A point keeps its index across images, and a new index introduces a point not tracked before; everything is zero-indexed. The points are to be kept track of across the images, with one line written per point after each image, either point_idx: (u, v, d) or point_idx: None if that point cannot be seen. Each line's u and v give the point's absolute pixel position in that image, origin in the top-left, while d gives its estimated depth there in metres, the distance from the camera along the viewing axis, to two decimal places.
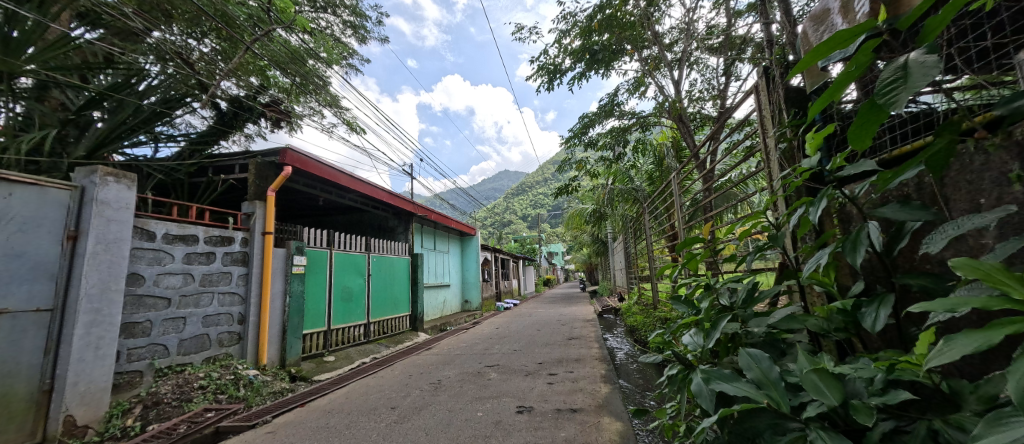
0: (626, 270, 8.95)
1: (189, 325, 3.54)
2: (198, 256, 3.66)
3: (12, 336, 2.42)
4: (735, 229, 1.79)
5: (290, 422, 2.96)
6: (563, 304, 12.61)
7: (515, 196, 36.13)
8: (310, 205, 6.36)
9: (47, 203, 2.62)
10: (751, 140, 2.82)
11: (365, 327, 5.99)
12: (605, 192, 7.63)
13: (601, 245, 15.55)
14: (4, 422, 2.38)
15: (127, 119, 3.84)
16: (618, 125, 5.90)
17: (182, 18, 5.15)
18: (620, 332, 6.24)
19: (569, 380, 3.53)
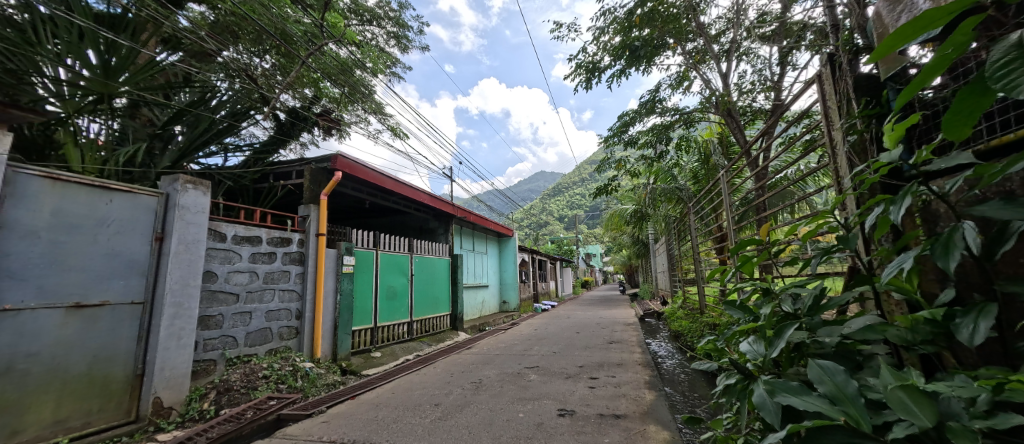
0: (669, 272, 8.62)
1: (254, 319, 3.85)
2: (262, 256, 3.96)
3: (112, 325, 2.76)
4: (796, 229, 1.66)
5: (343, 413, 3.13)
6: (603, 306, 12.34)
7: (555, 197, 35.92)
8: (358, 207, 6.69)
9: (139, 208, 2.96)
10: (810, 133, 2.60)
11: (409, 326, 6.21)
12: (645, 192, 7.35)
13: (642, 246, 15.06)
14: (106, 401, 2.71)
15: (200, 132, 4.24)
16: (661, 122, 5.66)
17: (247, 39, 5.64)
18: (664, 336, 6.01)
19: (612, 384, 3.45)
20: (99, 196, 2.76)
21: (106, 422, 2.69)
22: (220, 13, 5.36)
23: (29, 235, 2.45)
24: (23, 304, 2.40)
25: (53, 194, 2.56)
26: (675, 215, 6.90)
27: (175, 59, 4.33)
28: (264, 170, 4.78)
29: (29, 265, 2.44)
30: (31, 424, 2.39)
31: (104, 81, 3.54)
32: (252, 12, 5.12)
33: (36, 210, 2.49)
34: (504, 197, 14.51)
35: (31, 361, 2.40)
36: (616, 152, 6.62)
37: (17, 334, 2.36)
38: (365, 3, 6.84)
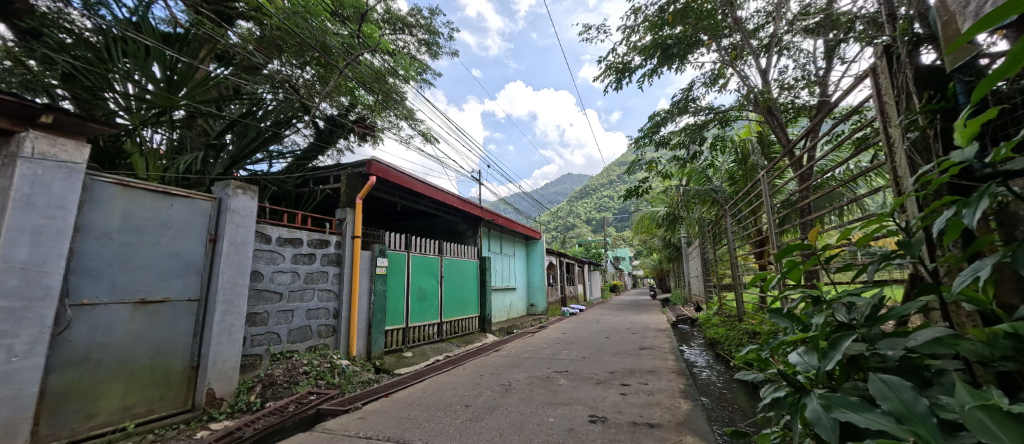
0: (704, 277, 8.31)
1: (296, 317, 4.04)
2: (303, 257, 4.16)
3: (171, 320, 2.99)
4: (848, 234, 1.55)
5: (378, 411, 3.23)
6: (634, 311, 12.06)
7: (584, 199, 35.50)
8: (390, 211, 6.88)
9: (195, 212, 3.19)
10: (859, 130, 2.42)
11: (438, 327, 6.32)
12: (677, 194, 7.08)
13: (675, 250, 14.62)
14: (167, 390, 2.94)
15: (248, 141, 4.50)
16: (695, 122, 5.45)
17: (291, 51, 5.97)
18: (699, 343, 5.78)
19: (645, 392, 3.35)
20: (162, 201, 3.00)
21: (166, 410, 2.92)
22: (267, 29, 5.76)
23: (103, 237, 2.69)
24: (97, 299, 2.63)
25: (123, 199, 2.80)
26: (710, 218, 6.63)
27: (226, 72, 4.61)
28: (305, 175, 5.01)
29: (102, 264, 2.68)
30: (103, 409, 2.62)
31: (167, 95, 3.84)
32: (294, 26, 5.40)
33: (108, 213, 2.73)
34: (532, 200, 14.46)
35: (103, 352, 2.63)
36: (646, 153, 6.36)
37: (92, 327, 2.59)
38: (398, 12, 7.10)
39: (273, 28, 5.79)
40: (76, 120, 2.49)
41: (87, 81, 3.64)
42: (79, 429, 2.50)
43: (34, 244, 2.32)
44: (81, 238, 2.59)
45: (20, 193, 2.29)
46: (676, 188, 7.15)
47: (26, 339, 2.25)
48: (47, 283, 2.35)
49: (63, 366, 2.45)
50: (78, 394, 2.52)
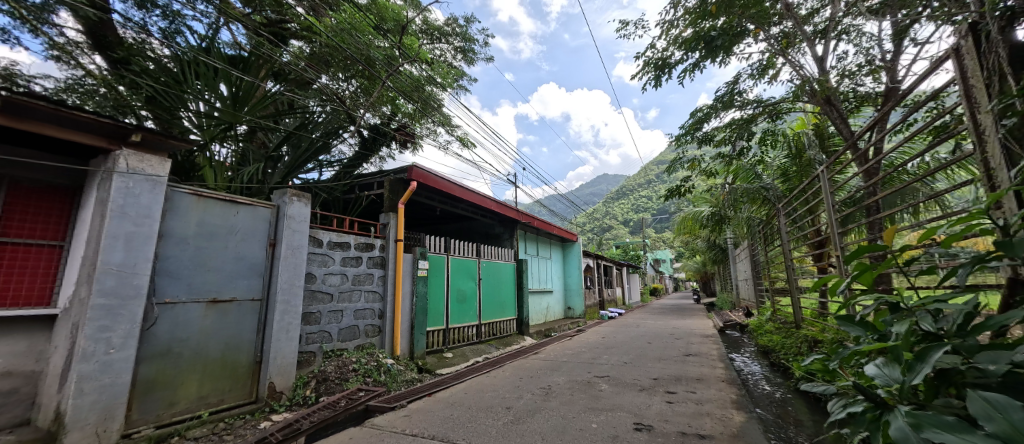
0: (754, 280, 7.84)
1: (346, 317, 4.26)
2: (351, 260, 4.38)
3: (238, 318, 3.25)
4: (930, 233, 1.39)
5: (422, 409, 3.33)
6: (678, 316, 11.58)
7: (623, 200, 34.63)
8: (430, 214, 7.07)
9: (257, 218, 3.46)
10: (934, 119, 2.17)
11: (477, 328, 6.41)
12: (721, 194, 6.68)
13: (720, 252, 13.88)
14: (235, 382, 3.20)
15: (301, 151, 4.79)
16: (740, 116, 5.07)
17: (338, 65, 6.32)
18: (751, 351, 5.44)
19: (692, 401, 3.20)
20: (229, 208, 3.28)
21: (234, 400, 3.17)
22: (317, 47, 6.16)
23: (181, 241, 2.99)
24: (178, 298, 2.92)
25: (197, 208, 3.09)
26: (760, 218, 6.23)
27: (281, 87, 4.88)
28: (352, 182, 5.27)
29: (181, 266, 2.97)
30: (182, 398, 2.90)
31: (232, 111, 4.19)
32: (341, 42, 5.72)
33: (186, 220, 3.03)
34: (568, 202, 14.30)
35: (182, 346, 2.92)
36: (688, 151, 5.95)
37: (173, 323, 2.88)
38: (436, 22, 7.34)
39: (321, 45, 6.16)
40: (160, 138, 2.77)
41: (166, 102, 4.03)
42: (163, 415, 2.79)
43: (127, 249, 2.62)
44: (164, 243, 2.89)
45: (115, 204, 2.59)
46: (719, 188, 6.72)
47: (121, 333, 2.54)
48: (137, 283, 2.64)
49: (150, 358, 2.74)
50: (162, 383, 2.81)
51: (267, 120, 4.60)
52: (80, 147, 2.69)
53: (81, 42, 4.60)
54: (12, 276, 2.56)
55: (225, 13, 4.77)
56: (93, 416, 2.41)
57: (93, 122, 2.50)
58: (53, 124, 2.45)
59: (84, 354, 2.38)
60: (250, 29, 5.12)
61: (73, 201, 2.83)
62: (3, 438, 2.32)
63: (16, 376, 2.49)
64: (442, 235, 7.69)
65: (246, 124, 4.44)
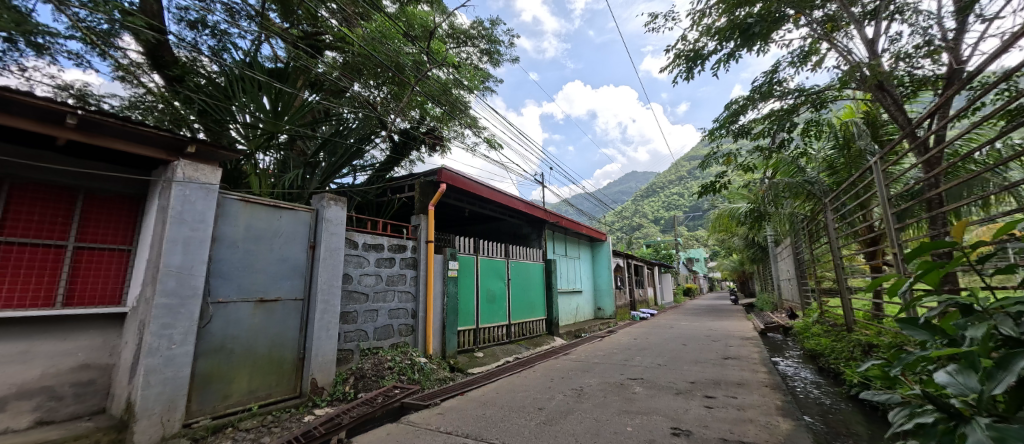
0: (798, 280, 7.41)
1: (380, 316, 4.38)
2: (385, 261, 4.51)
3: (282, 316, 3.43)
4: (1007, 228, 1.27)
5: (455, 408, 3.38)
6: (714, 317, 11.14)
7: (654, 197, 33.73)
8: (459, 216, 7.16)
9: (298, 222, 3.63)
10: (1007, 102, 1.96)
11: (507, 328, 6.44)
12: (761, 190, 6.34)
13: (760, 250, 13.24)
14: (280, 377, 3.37)
15: (338, 158, 4.96)
16: (780, 107, 4.76)
17: (370, 73, 6.52)
18: (796, 355, 5.15)
19: (733, 407, 3.07)
20: (273, 213, 3.47)
21: (280, 395, 3.34)
22: (350, 55, 6.34)
23: (231, 245, 3.18)
24: (229, 298, 3.12)
25: (245, 213, 3.29)
26: (805, 214, 5.87)
27: (317, 96, 5.07)
28: (384, 186, 5.42)
29: (232, 267, 3.17)
30: (235, 391, 3.08)
31: (273, 122, 4.41)
32: (372, 50, 5.91)
33: (235, 224, 3.22)
34: (596, 201, 14.05)
35: (234, 343, 3.11)
36: (723, 144, 5.63)
37: (226, 321, 3.08)
38: (461, 26, 7.48)
39: (353, 54, 6.39)
40: (211, 149, 2.97)
41: (216, 115, 4.32)
42: (218, 407, 2.98)
43: (185, 252, 2.82)
44: (217, 246, 3.09)
45: (175, 211, 2.80)
46: (756, 183, 6.32)
47: (181, 330, 2.74)
48: (194, 283, 2.85)
49: (206, 353, 2.94)
50: (217, 377, 3.01)
51: (305, 128, 4.80)
52: (143, 159, 2.93)
53: (142, 63, 5.01)
54: (89, 278, 2.83)
55: (267, 29, 5.07)
56: (158, 406, 2.61)
57: (154, 136, 2.72)
58: (121, 139, 2.67)
59: (150, 349, 2.59)
60: (289, 43, 5.40)
61: (138, 209, 3.08)
62: (83, 424, 2.57)
63: (93, 368, 2.75)
64: (471, 236, 7.75)
65: (286, 133, 4.63)
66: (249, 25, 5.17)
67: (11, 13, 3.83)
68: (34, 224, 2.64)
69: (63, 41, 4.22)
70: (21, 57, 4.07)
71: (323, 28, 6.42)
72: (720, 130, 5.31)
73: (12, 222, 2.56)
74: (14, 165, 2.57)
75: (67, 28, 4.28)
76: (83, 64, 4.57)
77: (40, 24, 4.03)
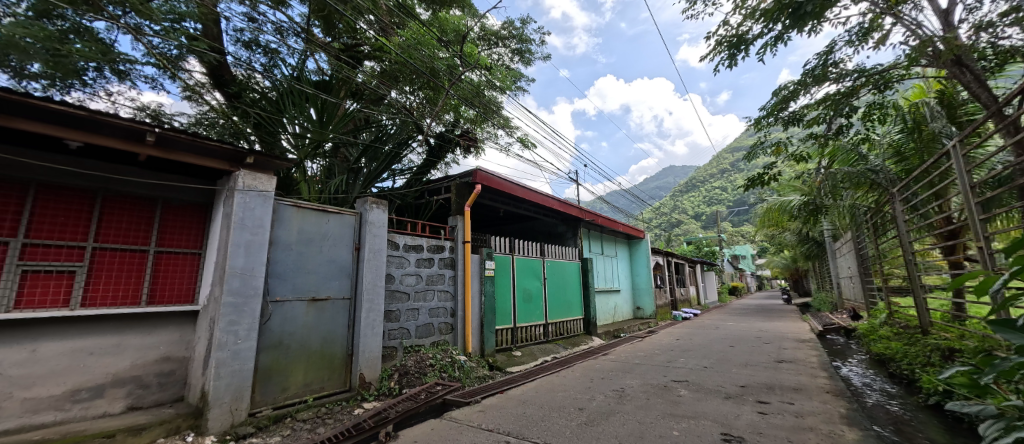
0: (861, 277, 6.83)
1: (421, 315, 4.51)
2: (424, 261, 4.64)
3: (332, 314, 3.62)
4: None
5: (496, 405, 3.43)
6: (764, 318, 10.53)
7: (696, 192, 32.37)
8: (493, 216, 7.21)
9: (344, 224, 3.82)
10: None
11: (545, 328, 6.42)
12: (815, 181, 5.88)
13: (815, 245, 12.35)
14: (332, 371, 3.56)
15: (378, 163, 5.15)
16: (837, 91, 4.39)
17: (406, 79, 6.72)
18: (860, 359, 4.76)
19: (790, 413, 2.88)
20: (321, 217, 3.67)
21: (332, 389, 3.53)
22: (387, 64, 6.57)
23: (286, 247, 3.41)
24: (285, 297, 3.34)
25: (296, 217, 3.51)
26: (871, 205, 5.37)
27: (356, 105, 5.29)
28: (422, 188, 5.57)
29: (287, 269, 3.39)
30: (293, 384, 3.30)
31: (319, 130, 4.64)
32: (408, 57, 6.08)
33: (289, 228, 3.45)
34: (634, 198, 13.65)
35: (291, 339, 3.33)
36: (771, 134, 5.29)
37: (283, 319, 3.30)
38: (492, 27, 7.54)
39: (390, 62, 6.62)
40: (267, 158, 3.20)
41: (269, 127, 4.61)
42: (279, 398, 3.20)
43: (248, 254, 3.06)
44: (273, 249, 3.32)
45: (237, 217, 3.04)
46: (808, 174, 5.87)
47: (245, 326, 2.97)
48: (256, 283, 3.07)
49: (267, 348, 3.17)
50: (277, 370, 3.23)
51: (347, 136, 5.01)
52: (210, 170, 3.21)
53: (205, 82, 5.47)
54: (167, 279, 3.13)
55: (311, 44, 5.37)
56: (228, 396, 2.85)
57: (218, 148, 2.96)
58: (191, 154, 2.92)
59: (220, 344, 2.83)
60: (331, 55, 5.69)
61: (205, 216, 3.37)
62: (166, 410, 2.85)
63: (173, 360, 3.04)
64: (506, 236, 7.78)
65: (330, 141, 4.86)
66: (296, 41, 5.51)
67: (99, 45, 4.32)
68: (122, 231, 2.96)
69: (140, 66, 4.69)
70: (107, 83, 4.57)
71: (362, 39, 6.72)
72: (768, 119, 5.00)
73: (105, 230, 2.88)
74: (104, 179, 2.88)
75: (143, 55, 4.76)
76: (157, 87, 5.06)
77: (122, 53, 4.50)
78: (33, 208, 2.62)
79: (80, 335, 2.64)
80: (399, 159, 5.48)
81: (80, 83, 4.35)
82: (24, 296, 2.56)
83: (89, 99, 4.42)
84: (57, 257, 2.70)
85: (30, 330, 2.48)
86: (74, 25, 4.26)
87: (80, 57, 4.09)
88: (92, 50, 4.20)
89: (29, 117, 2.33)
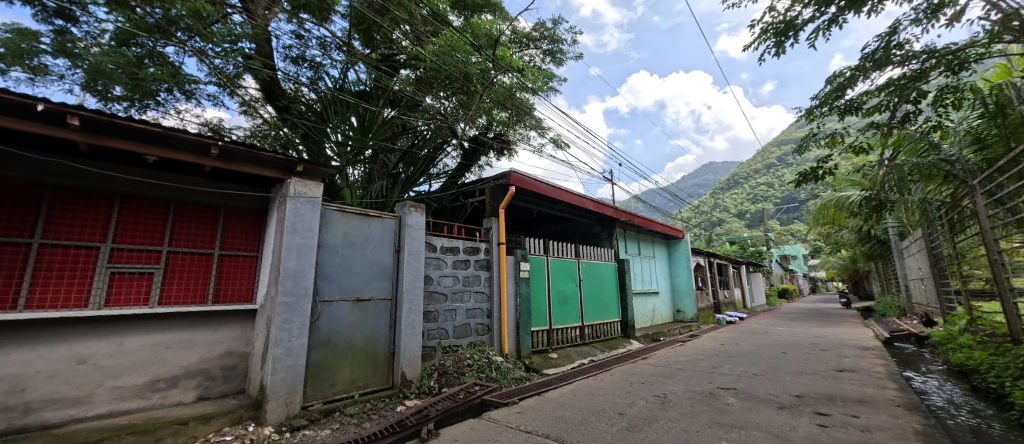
0: (935, 279, 6.22)
1: (459, 315, 4.62)
2: (461, 263, 4.74)
3: (375, 314, 3.79)
4: None
5: (533, 407, 3.46)
6: (820, 323, 9.84)
7: (740, 189, 30.82)
8: (527, 217, 7.22)
9: (385, 228, 3.99)
10: None
11: (581, 330, 6.36)
12: (875, 174, 5.44)
13: (878, 244, 11.40)
14: (376, 369, 3.72)
15: (415, 168, 5.32)
16: (903, 74, 4.05)
17: (440, 85, 6.89)
18: (935, 370, 4.35)
19: (855, 427, 2.69)
20: (364, 220, 3.86)
21: (376, 386, 3.70)
22: (423, 71, 6.78)
23: (333, 250, 3.61)
24: (333, 297, 3.54)
25: (342, 221, 3.71)
26: (944, 200, 4.89)
27: (393, 112, 5.48)
28: (457, 191, 5.69)
29: (334, 270, 3.59)
30: (340, 380, 3.49)
31: (360, 138, 4.87)
32: (443, 63, 6.23)
33: (335, 232, 3.65)
34: (672, 197, 13.19)
35: (338, 337, 3.53)
36: (824, 125, 4.96)
37: (331, 318, 3.50)
38: (524, 30, 7.59)
39: (426, 69, 6.81)
40: (315, 166, 3.41)
41: (315, 136, 4.89)
42: (328, 393, 3.40)
43: (299, 257, 3.27)
44: (322, 251, 3.53)
45: (290, 222, 3.26)
46: (867, 167, 5.41)
47: (298, 325, 3.18)
48: (307, 284, 3.28)
49: (317, 345, 3.38)
50: (326, 367, 3.42)
51: (386, 142, 5.22)
52: (265, 179, 3.46)
53: (259, 98, 5.91)
54: (230, 280, 3.41)
55: (353, 56, 5.65)
56: (284, 389, 3.06)
57: (271, 158, 3.18)
58: (250, 164, 3.16)
59: (276, 341, 3.05)
60: (370, 66, 5.95)
61: (261, 221, 3.63)
62: (230, 401, 3.10)
63: (235, 355, 3.30)
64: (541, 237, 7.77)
65: (371, 148, 5.07)
66: (338, 54, 5.81)
67: (169, 68, 4.77)
68: (191, 236, 3.26)
69: (204, 86, 5.14)
70: (176, 102, 5.03)
71: (398, 48, 6.99)
72: (821, 110, 4.68)
73: (177, 236, 3.18)
74: (176, 189, 3.18)
75: (207, 76, 5.21)
76: (218, 104, 5.53)
77: (188, 75, 4.94)
78: (119, 217, 2.93)
79: (159, 330, 2.94)
80: (435, 163, 5.63)
81: (154, 103, 4.82)
82: (112, 295, 2.87)
83: (162, 116, 4.90)
84: (139, 260, 3.01)
85: (117, 326, 2.79)
86: (148, 50, 4.73)
87: (155, 81, 4.54)
88: (164, 73, 4.65)
89: (114, 135, 2.61)
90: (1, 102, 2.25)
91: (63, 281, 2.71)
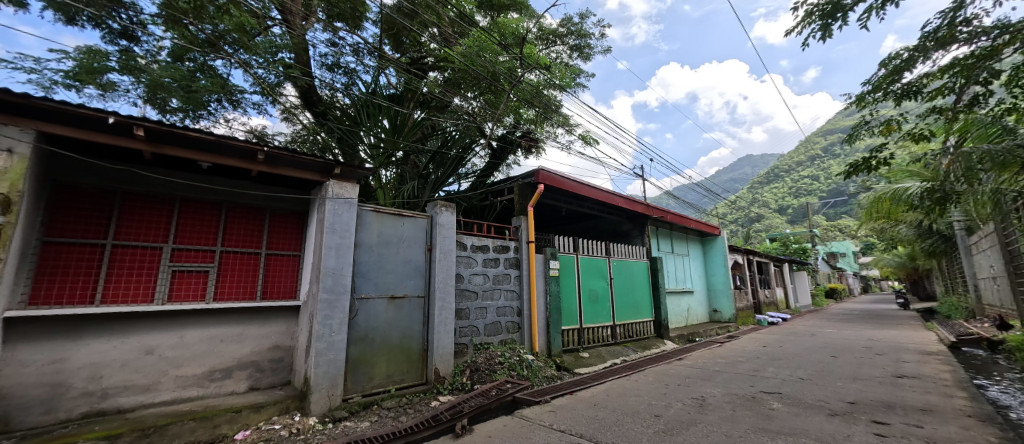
0: (1009, 279, 5.66)
1: (489, 314, 4.66)
2: (491, 261, 4.78)
3: (409, 311, 3.89)
4: None
5: (565, 406, 3.44)
6: (874, 324, 9.17)
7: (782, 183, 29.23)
8: (556, 215, 7.18)
9: (417, 227, 4.08)
10: None
11: (613, 329, 6.25)
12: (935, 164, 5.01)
13: (941, 240, 10.49)
14: (410, 364, 3.82)
15: (445, 168, 5.40)
16: (972, 52, 3.68)
17: (468, 85, 6.96)
18: (1012, 378, 3.95)
19: (919, 438, 2.50)
20: (397, 220, 3.97)
21: (411, 381, 3.80)
22: (452, 72, 6.88)
23: (368, 249, 3.73)
24: (369, 294, 3.66)
25: (376, 221, 3.82)
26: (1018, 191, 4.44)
27: (423, 115, 5.58)
28: (486, 190, 5.74)
29: (370, 269, 3.71)
30: (377, 374, 3.60)
31: (392, 139, 5.01)
32: (471, 63, 6.28)
33: (370, 231, 3.77)
34: (706, 192, 12.71)
35: (375, 333, 3.65)
36: (877, 112, 4.61)
37: (368, 314, 3.62)
38: (551, 26, 7.53)
39: (454, 70, 6.90)
40: (351, 168, 3.54)
41: (350, 139, 5.07)
42: (367, 387, 3.52)
43: (338, 256, 3.41)
44: (358, 250, 3.65)
45: (328, 222, 3.40)
46: (928, 157, 4.97)
47: (338, 320, 3.32)
48: (345, 282, 3.42)
49: (355, 341, 3.51)
50: (364, 362, 3.54)
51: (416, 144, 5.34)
52: (305, 182, 3.63)
53: (298, 104, 6.20)
54: (276, 277, 3.59)
55: (384, 61, 5.81)
56: (326, 382, 3.20)
57: (310, 162, 3.33)
58: (292, 168, 3.32)
59: (318, 335, 3.19)
60: (401, 70, 6.11)
61: (302, 222, 3.81)
62: (277, 392, 3.28)
63: (281, 348, 3.48)
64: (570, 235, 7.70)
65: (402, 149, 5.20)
66: (370, 60, 5.99)
67: (219, 80, 5.09)
68: (241, 236, 3.46)
69: (249, 95, 5.45)
70: (224, 111, 5.35)
71: (427, 50, 7.12)
72: (873, 96, 4.35)
73: (228, 236, 3.40)
74: (227, 193, 3.40)
75: (252, 85, 5.53)
76: (262, 111, 5.84)
77: (235, 86, 5.26)
78: (178, 219, 3.17)
79: (214, 324, 3.16)
80: (464, 163, 5.69)
81: (206, 113, 5.17)
82: (174, 291, 3.11)
83: (213, 125, 5.24)
84: (196, 259, 3.23)
85: (179, 320, 3.01)
86: (200, 64, 5.07)
87: (206, 92, 4.86)
88: (215, 85, 4.97)
89: (173, 144, 2.82)
90: (76, 115, 2.48)
91: (132, 279, 2.95)
